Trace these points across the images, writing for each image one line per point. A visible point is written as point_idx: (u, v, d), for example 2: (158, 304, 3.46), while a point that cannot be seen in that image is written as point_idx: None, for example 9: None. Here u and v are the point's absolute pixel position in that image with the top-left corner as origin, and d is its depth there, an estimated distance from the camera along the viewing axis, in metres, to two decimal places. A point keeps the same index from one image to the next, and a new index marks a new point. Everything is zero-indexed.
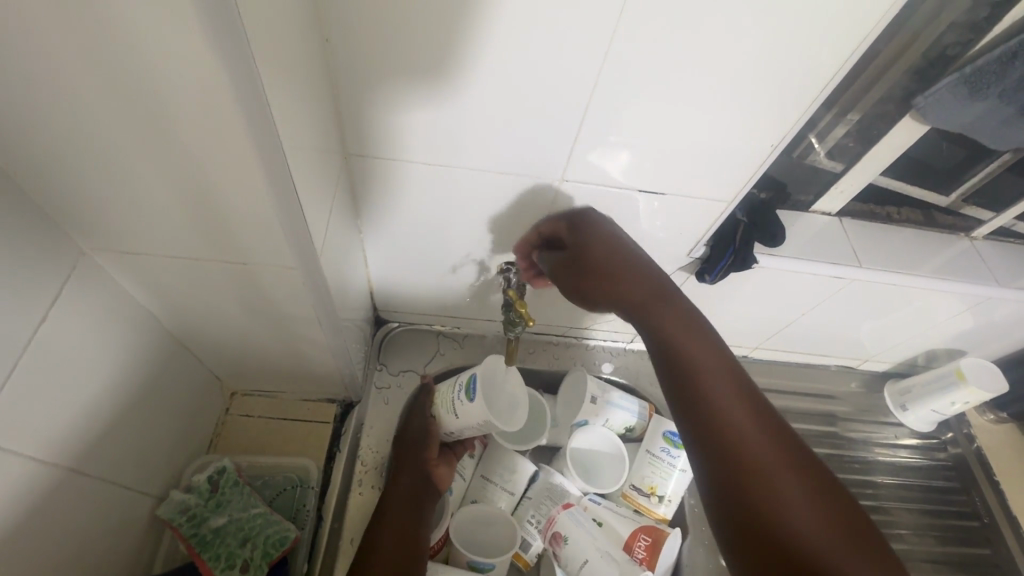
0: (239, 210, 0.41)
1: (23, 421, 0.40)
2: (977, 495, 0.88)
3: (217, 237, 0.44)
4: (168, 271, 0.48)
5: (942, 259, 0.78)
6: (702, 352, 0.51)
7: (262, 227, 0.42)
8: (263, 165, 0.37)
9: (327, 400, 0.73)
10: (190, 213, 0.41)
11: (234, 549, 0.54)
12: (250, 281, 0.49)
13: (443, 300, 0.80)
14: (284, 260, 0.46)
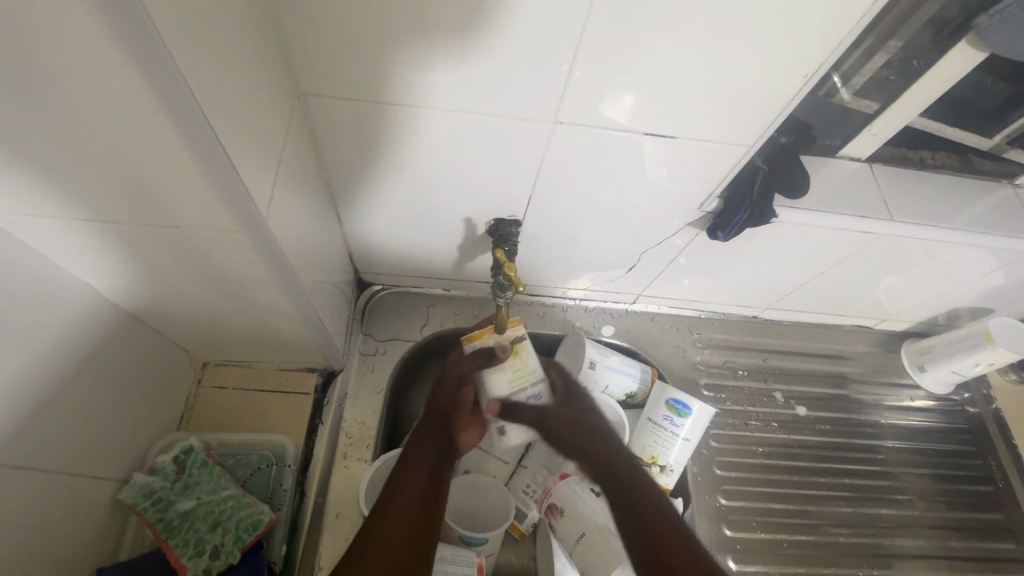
0: (154, 160, 0.34)
1: None
2: (991, 458, 0.85)
3: (138, 198, 0.37)
4: (93, 240, 0.41)
5: (986, 210, 0.70)
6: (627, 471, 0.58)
7: (187, 182, 0.35)
8: (162, 101, 0.30)
9: (306, 369, 0.68)
10: (93, 169, 0.34)
11: (204, 535, 0.50)
12: (193, 249, 0.42)
13: (428, 261, 0.73)
14: (223, 223, 0.39)
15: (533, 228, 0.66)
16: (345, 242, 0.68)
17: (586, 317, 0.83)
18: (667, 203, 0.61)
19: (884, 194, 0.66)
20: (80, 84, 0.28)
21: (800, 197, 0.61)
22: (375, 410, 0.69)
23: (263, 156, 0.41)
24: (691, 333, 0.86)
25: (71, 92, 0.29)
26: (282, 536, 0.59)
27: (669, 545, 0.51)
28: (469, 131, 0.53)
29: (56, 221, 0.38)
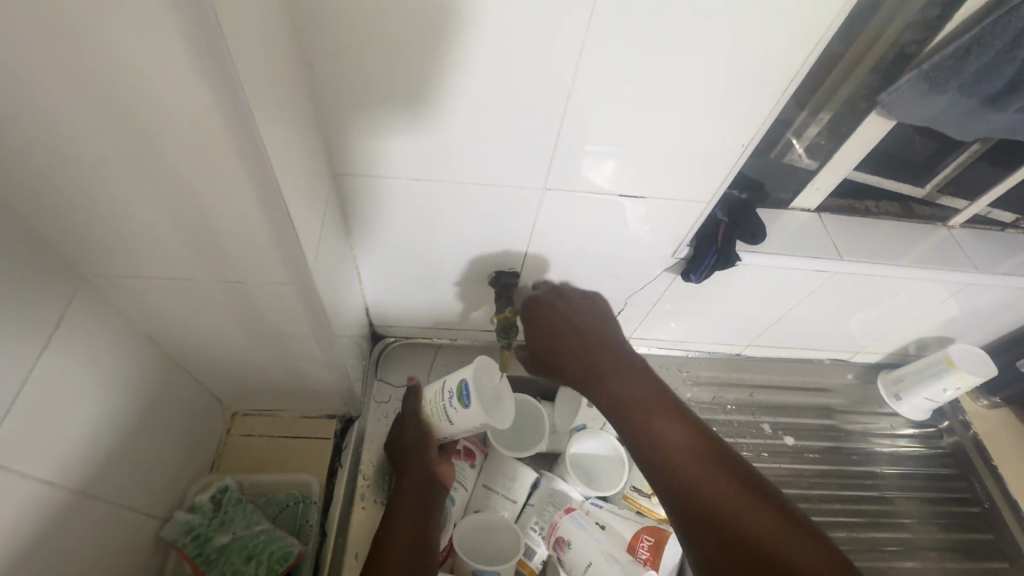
0: (232, 228, 0.42)
1: (30, 443, 0.41)
2: (977, 481, 0.89)
3: (214, 255, 0.45)
4: (166, 293, 0.49)
5: (926, 248, 0.79)
6: (666, 430, 0.52)
7: (257, 245, 0.44)
8: (255, 185, 0.39)
9: (327, 416, 0.75)
10: (182, 233, 0.42)
11: (239, 566, 0.55)
12: (248, 300, 0.50)
13: (437, 313, 0.81)
14: (277, 276, 0.47)
15: (531, 279, 0.74)
16: (363, 297, 0.77)
17: None
18: (647, 253, 0.70)
19: (834, 238, 0.76)
20: (190, 169, 0.37)
21: (760, 242, 0.70)
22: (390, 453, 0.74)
23: (311, 223, 0.50)
24: (680, 372, 0.92)
25: (181, 175, 0.37)
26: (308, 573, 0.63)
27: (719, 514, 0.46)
28: (475, 200, 0.62)
29: (142, 277, 0.46)
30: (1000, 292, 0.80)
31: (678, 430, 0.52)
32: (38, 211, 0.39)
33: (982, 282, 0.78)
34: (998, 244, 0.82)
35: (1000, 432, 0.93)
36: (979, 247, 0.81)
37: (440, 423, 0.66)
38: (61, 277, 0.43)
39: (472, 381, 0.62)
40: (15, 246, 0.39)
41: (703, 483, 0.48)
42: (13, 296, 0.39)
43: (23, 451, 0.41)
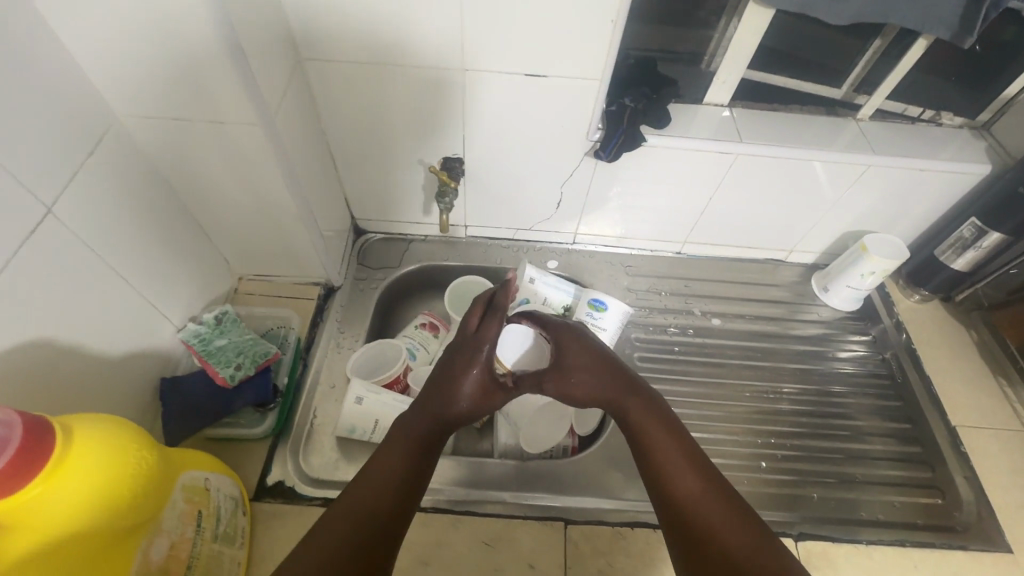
0: (209, 68, 0.57)
1: (84, 213, 0.58)
2: (894, 360, 0.95)
3: (200, 96, 0.60)
4: (174, 137, 0.64)
5: (834, 136, 0.87)
6: (644, 415, 0.63)
7: (226, 85, 0.58)
8: (214, 22, 0.53)
9: (313, 284, 0.93)
10: (170, 74, 0.57)
11: (231, 357, 0.72)
12: (227, 141, 0.65)
13: (407, 205, 0.97)
14: (246, 116, 0.62)
15: (474, 167, 0.88)
16: (342, 188, 0.93)
17: (534, 254, 1.04)
18: (564, 138, 0.82)
19: (741, 127, 0.86)
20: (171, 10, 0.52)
21: (665, 128, 0.83)
22: (364, 315, 0.92)
23: (275, 82, 0.65)
24: (623, 266, 1.04)
25: (173, 19, 0.52)
26: (285, 374, 0.81)
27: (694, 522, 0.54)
28: (411, 83, 0.75)
29: (150, 118, 0.62)
30: (909, 177, 0.86)
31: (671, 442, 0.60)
32: (81, 51, 0.55)
33: (885, 164, 0.84)
34: (913, 134, 0.87)
35: (929, 322, 0.98)
36: (888, 136, 0.87)
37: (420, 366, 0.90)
38: (104, 112, 0.60)
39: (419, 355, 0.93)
40: (70, 78, 0.56)
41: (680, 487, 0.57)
42: (66, 112, 0.55)
43: (82, 217, 0.58)
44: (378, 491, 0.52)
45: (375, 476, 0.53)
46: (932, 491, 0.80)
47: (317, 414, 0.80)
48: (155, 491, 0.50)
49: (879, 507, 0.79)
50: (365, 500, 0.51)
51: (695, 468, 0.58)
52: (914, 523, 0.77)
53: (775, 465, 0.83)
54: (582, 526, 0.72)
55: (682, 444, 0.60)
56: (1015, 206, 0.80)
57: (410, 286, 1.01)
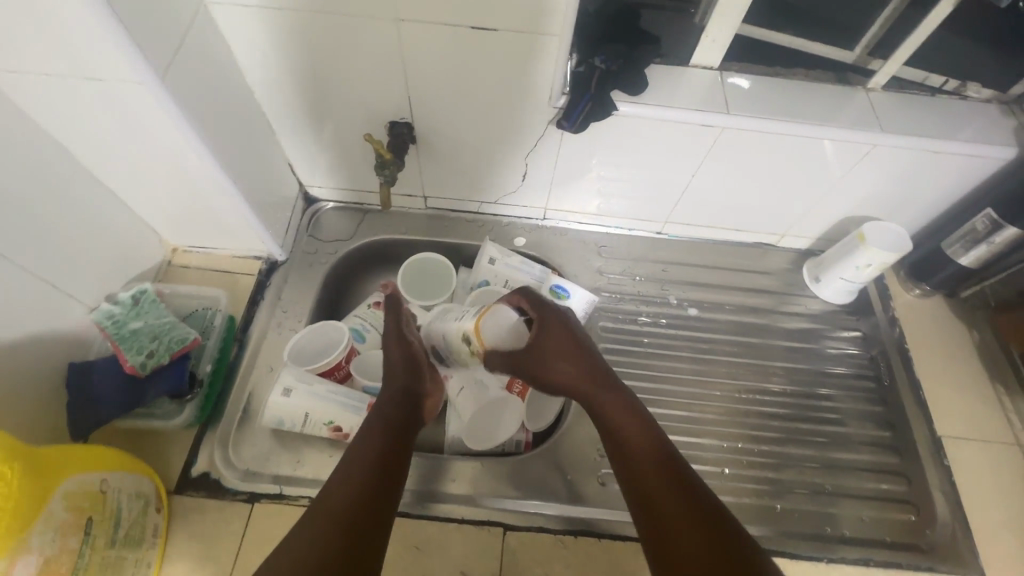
0: (63, 16, 0.47)
1: None
2: (884, 361, 0.87)
3: (65, 48, 0.50)
4: (53, 96, 0.55)
5: (839, 108, 0.75)
6: (616, 412, 0.61)
7: (89, 36, 0.48)
8: None
9: (255, 257, 0.86)
10: (20, 20, 0.47)
11: (145, 343, 0.66)
12: (115, 102, 0.56)
13: (358, 173, 0.88)
14: (124, 73, 0.52)
15: (426, 133, 0.78)
16: (284, 152, 0.84)
17: (500, 230, 0.95)
18: (524, 104, 0.72)
19: (731, 94, 0.74)
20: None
21: (641, 95, 0.72)
22: (309, 293, 0.86)
23: (170, 29, 0.55)
24: (597, 246, 0.95)
25: None
26: (211, 359, 0.75)
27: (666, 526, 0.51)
28: (341, 33, 0.65)
29: (15, 71, 0.52)
30: (920, 159, 0.75)
31: (640, 440, 0.58)
32: None
33: (892, 144, 0.74)
34: (930, 108, 0.76)
35: (927, 320, 0.90)
36: (902, 110, 0.75)
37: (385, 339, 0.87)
38: None
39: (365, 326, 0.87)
40: None
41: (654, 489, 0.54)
42: None
43: None
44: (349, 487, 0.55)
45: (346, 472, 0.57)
46: (905, 507, 0.75)
47: (251, 400, 0.75)
48: (26, 512, 0.46)
49: (845, 522, 0.74)
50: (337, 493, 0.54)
51: (665, 468, 0.55)
52: (882, 541, 0.72)
53: (739, 471, 0.77)
54: (521, 533, 0.68)
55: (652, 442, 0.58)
56: None
57: (364, 261, 0.94)
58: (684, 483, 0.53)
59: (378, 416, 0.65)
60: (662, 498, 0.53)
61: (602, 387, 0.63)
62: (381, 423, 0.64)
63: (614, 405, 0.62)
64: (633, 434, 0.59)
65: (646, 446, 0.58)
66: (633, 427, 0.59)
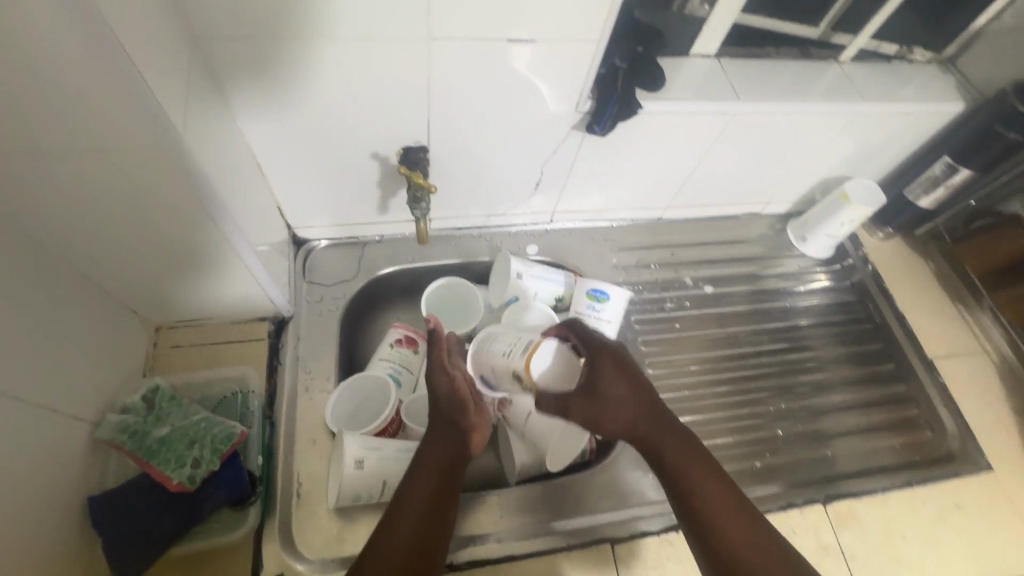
0: (73, 85, 0.40)
1: None
2: (870, 302, 0.98)
3: (69, 122, 0.42)
4: (45, 182, 0.46)
5: (820, 82, 0.81)
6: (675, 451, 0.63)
7: (107, 103, 0.42)
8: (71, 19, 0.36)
9: (258, 319, 0.75)
10: (9, 86, 0.38)
11: (183, 451, 0.55)
12: (124, 175, 0.48)
13: (357, 206, 0.80)
14: (141, 142, 0.46)
15: (439, 154, 0.72)
16: (271, 196, 0.74)
17: (510, 242, 0.92)
18: (547, 113, 0.69)
19: (733, 80, 0.77)
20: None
21: (659, 90, 0.71)
22: (331, 347, 0.77)
23: (167, 80, 0.47)
24: (607, 241, 0.96)
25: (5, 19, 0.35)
26: (256, 449, 0.66)
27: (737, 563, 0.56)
28: (352, 58, 0.57)
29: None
30: (887, 121, 0.84)
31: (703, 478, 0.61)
32: None
33: (868, 112, 0.81)
34: (889, 74, 0.84)
35: (894, 260, 1.02)
36: (869, 78, 0.83)
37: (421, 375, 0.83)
38: None
39: (398, 367, 0.81)
40: None
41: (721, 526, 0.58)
42: None
43: None
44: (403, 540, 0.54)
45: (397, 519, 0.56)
46: (920, 426, 0.86)
47: (303, 482, 0.67)
48: None
49: (881, 452, 0.83)
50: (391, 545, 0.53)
51: (728, 505, 0.59)
52: (915, 461, 0.82)
53: (787, 429, 0.83)
54: (628, 543, 0.69)
55: (714, 480, 0.61)
56: (989, 142, 0.81)
57: (373, 297, 0.87)
58: (749, 521, 0.58)
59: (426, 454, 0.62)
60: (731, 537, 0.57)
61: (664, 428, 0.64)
62: (430, 463, 0.61)
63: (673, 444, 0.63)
64: (693, 472, 0.62)
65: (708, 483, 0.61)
66: (692, 466, 0.62)
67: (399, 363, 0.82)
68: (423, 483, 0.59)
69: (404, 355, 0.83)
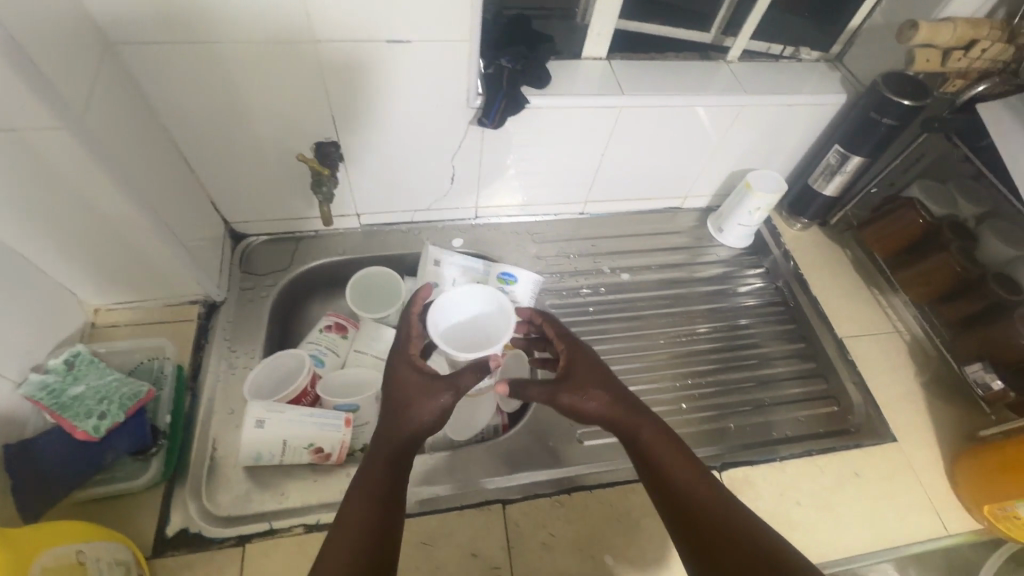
0: None
1: None
2: (785, 287, 1.02)
3: None
4: None
5: (708, 78, 0.88)
6: (648, 433, 0.62)
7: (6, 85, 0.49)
8: None
9: (188, 302, 0.82)
10: None
11: (93, 406, 0.63)
12: (33, 154, 0.55)
13: (286, 201, 0.88)
14: (40, 119, 0.52)
15: (351, 149, 0.80)
16: (204, 190, 0.82)
17: (436, 235, 0.99)
18: (444, 108, 0.77)
19: (621, 78, 0.84)
20: None
21: (546, 87, 0.79)
22: (258, 328, 0.84)
23: (71, 72, 0.55)
24: (531, 234, 1.02)
25: None
26: (167, 412, 0.71)
27: (715, 541, 0.54)
28: (251, 58, 0.66)
29: None
30: (776, 113, 0.90)
31: (678, 461, 0.60)
32: None
33: (754, 104, 0.88)
34: (776, 71, 0.91)
35: (812, 248, 1.06)
36: (755, 75, 0.90)
37: (346, 358, 0.89)
38: None
39: (322, 349, 0.87)
40: None
41: (695, 503, 0.57)
42: None
43: None
44: (369, 519, 0.54)
45: (357, 503, 0.56)
46: (828, 401, 0.88)
47: (216, 445, 0.72)
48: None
49: (786, 425, 0.85)
50: (351, 526, 0.53)
51: (703, 487, 0.58)
52: (818, 433, 0.84)
53: (693, 404, 0.87)
54: (519, 503, 0.72)
55: (686, 460, 0.60)
56: (870, 129, 0.86)
57: (307, 288, 0.94)
58: (724, 504, 0.57)
59: (384, 440, 0.61)
60: (707, 517, 0.55)
61: (631, 412, 0.63)
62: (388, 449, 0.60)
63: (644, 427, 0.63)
64: (664, 454, 0.61)
65: (681, 462, 0.60)
66: (665, 447, 0.61)
67: (325, 347, 0.88)
68: (381, 468, 0.59)
69: (332, 339, 0.89)
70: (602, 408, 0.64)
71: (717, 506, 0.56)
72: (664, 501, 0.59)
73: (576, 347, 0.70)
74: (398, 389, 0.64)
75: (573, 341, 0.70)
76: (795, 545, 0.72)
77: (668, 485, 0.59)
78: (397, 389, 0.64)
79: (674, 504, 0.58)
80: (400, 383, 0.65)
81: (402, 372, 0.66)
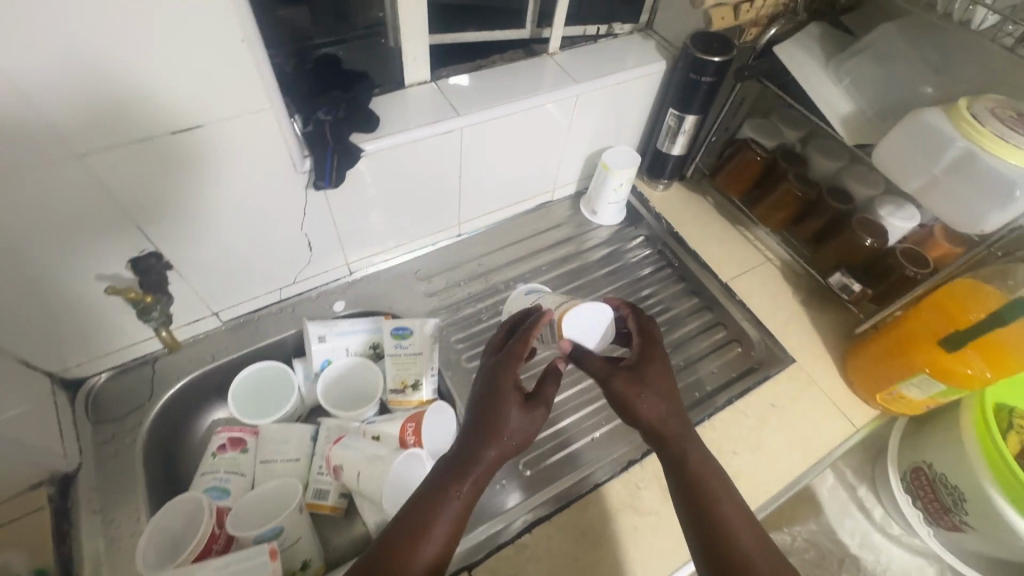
0: None
1: None
2: (666, 249, 1.07)
3: None
4: None
5: (536, 76, 0.87)
6: (701, 465, 0.63)
7: None
8: None
9: (31, 487, 0.66)
10: None
11: None
12: None
13: (121, 328, 0.75)
14: None
15: (178, 254, 0.70)
16: None
17: (314, 306, 0.90)
18: (272, 182, 0.69)
19: (451, 98, 0.81)
20: None
21: (377, 129, 0.74)
22: (134, 484, 0.71)
23: None
24: (414, 273, 0.97)
25: None
26: None
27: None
28: None
29: None
30: (609, 93, 0.92)
31: (727, 492, 0.61)
32: None
33: (587, 91, 0.89)
34: (597, 52, 0.93)
35: (679, 204, 1.12)
36: (580, 61, 0.91)
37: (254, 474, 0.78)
38: None
39: (222, 475, 0.76)
40: None
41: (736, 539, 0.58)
42: None
43: None
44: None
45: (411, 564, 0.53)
46: (732, 344, 0.94)
47: None
48: None
49: (704, 381, 0.90)
50: None
51: (748, 525, 0.59)
52: (732, 378, 0.90)
53: None
54: (485, 563, 0.68)
55: (735, 496, 0.61)
56: (694, 90, 0.90)
57: (181, 411, 0.82)
58: (766, 544, 0.58)
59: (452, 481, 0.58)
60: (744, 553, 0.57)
61: (689, 440, 0.64)
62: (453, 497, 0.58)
63: (700, 453, 0.63)
64: (713, 481, 0.62)
65: (730, 491, 0.61)
66: (716, 481, 0.62)
67: (224, 471, 0.76)
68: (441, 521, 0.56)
69: (230, 457, 0.78)
70: (656, 416, 0.64)
71: (759, 546, 0.58)
72: (698, 530, 0.60)
73: (659, 357, 0.68)
74: (498, 402, 0.62)
75: (661, 351, 0.69)
76: (742, 494, 0.76)
77: (709, 516, 0.59)
78: (498, 405, 0.62)
79: (708, 533, 0.59)
80: (501, 395, 0.62)
81: (502, 382, 0.64)
